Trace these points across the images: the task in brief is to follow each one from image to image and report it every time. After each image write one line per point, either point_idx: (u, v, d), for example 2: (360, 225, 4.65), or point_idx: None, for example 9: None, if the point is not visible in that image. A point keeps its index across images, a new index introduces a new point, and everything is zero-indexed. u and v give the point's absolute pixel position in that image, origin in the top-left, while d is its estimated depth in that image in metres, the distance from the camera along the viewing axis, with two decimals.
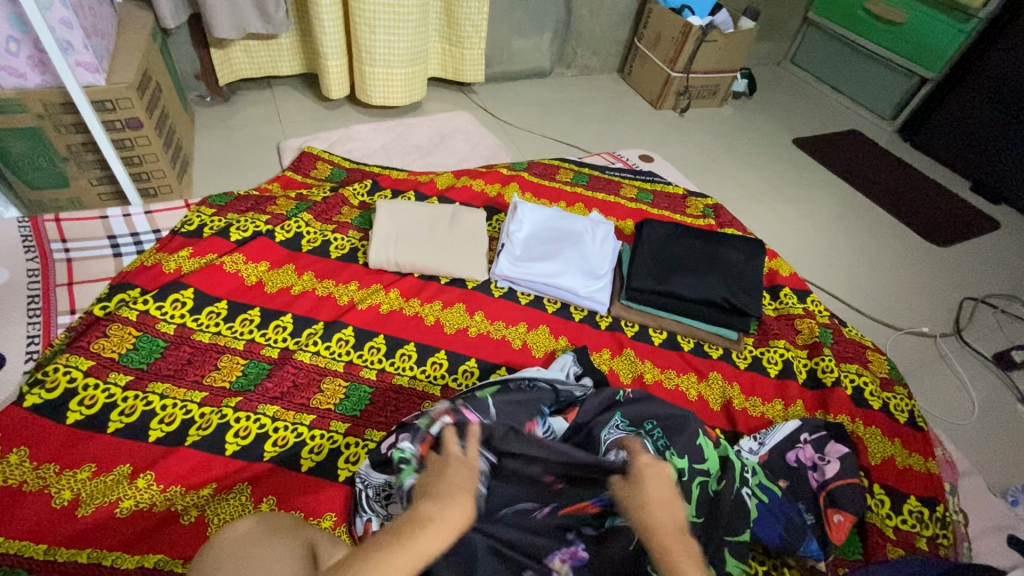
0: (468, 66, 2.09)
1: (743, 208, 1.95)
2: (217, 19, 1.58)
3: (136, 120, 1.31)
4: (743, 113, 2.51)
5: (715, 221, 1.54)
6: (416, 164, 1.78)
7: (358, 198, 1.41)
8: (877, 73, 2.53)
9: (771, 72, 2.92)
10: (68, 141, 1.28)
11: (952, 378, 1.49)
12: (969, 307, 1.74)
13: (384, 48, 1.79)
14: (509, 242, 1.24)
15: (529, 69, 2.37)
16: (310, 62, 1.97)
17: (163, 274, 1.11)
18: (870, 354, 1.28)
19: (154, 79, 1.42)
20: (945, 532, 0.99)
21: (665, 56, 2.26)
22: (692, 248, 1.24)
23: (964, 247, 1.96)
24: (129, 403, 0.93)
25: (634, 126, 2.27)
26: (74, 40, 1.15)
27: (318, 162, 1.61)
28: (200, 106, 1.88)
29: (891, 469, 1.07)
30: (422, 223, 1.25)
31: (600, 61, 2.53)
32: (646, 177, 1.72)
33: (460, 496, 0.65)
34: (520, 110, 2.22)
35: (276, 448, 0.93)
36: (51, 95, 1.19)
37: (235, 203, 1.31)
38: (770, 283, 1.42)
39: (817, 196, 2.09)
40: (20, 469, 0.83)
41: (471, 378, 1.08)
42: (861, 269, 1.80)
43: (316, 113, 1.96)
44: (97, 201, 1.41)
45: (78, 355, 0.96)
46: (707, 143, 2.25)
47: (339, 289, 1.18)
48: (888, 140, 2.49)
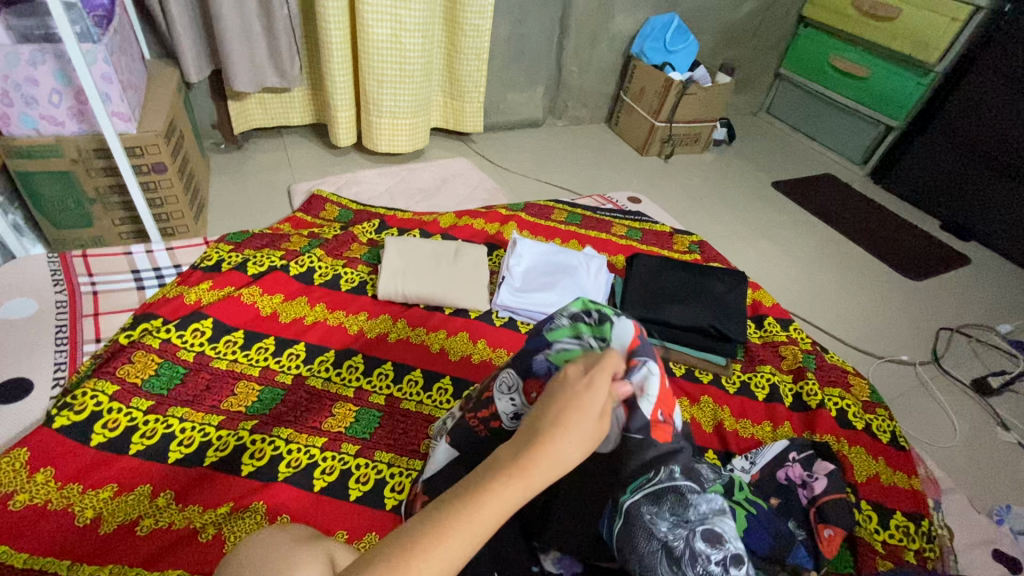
0: (468, 118, 2.24)
1: (728, 246, 2.07)
2: (237, 74, 1.72)
3: (162, 165, 1.41)
4: (724, 159, 2.68)
5: (700, 256, 1.64)
6: (420, 206, 1.89)
7: (366, 236, 1.50)
8: (846, 122, 2.73)
9: (750, 122, 3.13)
10: (96, 184, 1.37)
11: (933, 404, 1.56)
12: (945, 336, 1.83)
13: (390, 100, 1.94)
14: (509, 274, 1.33)
15: (523, 119, 2.54)
16: (320, 113, 2.11)
17: (184, 305, 1.18)
18: (852, 379, 1.35)
19: (178, 129, 1.54)
20: (931, 545, 1.04)
21: (650, 108, 2.44)
22: (680, 280, 1.33)
23: (936, 281, 2.07)
24: (150, 427, 0.97)
25: (623, 171, 2.41)
26: (112, 93, 1.27)
27: (327, 204, 1.71)
28: (215, 153, 2.00)
29: (877, 486, 1.12)
30: (427, 258, 1.34)
31: (589, 111, 2.71)
32: (635, 216, 1.83)
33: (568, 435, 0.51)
34: (515, 156, 2.37)
35: (289, 469, 0.96)
36: (86, 141, 1.29)
37: (251, 241, 1.39)
38: (754, 313, 1.51)
39: (797, 235, 2.22)
40: (45, 489, 0.87)
41: None
42: (842, 302, 1.90)
43: (324, 160, 2.08)
44: (118, 240, 1.49)
45: (104, 380, 1.01)
46: (692, 187, 2.40)
47: (349, 319, 1.24)
48: (861, 183, 2.65)
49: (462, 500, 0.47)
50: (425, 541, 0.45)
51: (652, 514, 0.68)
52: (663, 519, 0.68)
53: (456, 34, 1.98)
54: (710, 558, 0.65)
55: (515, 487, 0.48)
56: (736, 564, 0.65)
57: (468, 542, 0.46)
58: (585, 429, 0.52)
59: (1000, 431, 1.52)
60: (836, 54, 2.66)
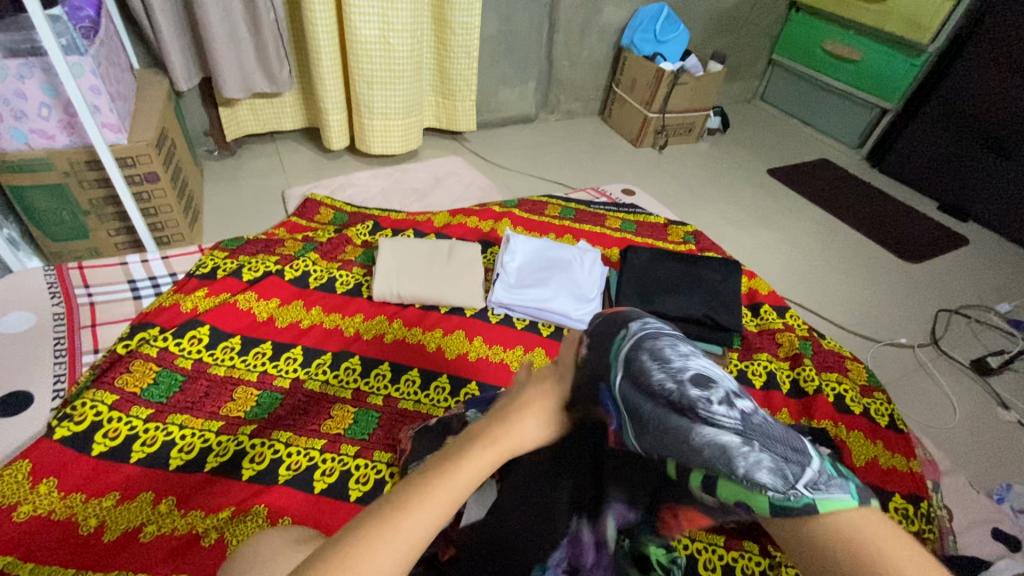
0: (460, 116, 2.24)
1: (724, 235, 2.06)
2: (227, 81, 1.73)
3: (154, 174, 1.41)
4: (718, 147, 2.67)
5: (696, 246, 1.64)
6: (413, 206, 1.89)
7: (360, 238, 1.50)
8: (841, 106, 2.72)
9: (744, 109, 3.12)
10: (90, 196, 1.38)
11: (933, 386, 1.56)
12: (944, 318, 1.82)
13: (381, 101, 1.94)
14: (503, 271, 1.34)
15: (515, 115, 2.54)
16: (312, 117, 2.11)
17: (181, 313, 1.18)
18: (849, 364, 1.35)
19: (170, 137, 1.55)
20: (930, 526, 1.04)
21: (642, 99, 2.44)
22: (674, 271, 1.33)
23: (934, 263, 2.07)
24: (149, 435, 0.98)
25: (617, 164, 2.41)
26: (101, 104, 1.28)
27: (321, 207, 1.71)
28: (208, 159, 2.01)
29: (875, 470, 1.12)
30: (422, 258, 1.34)
31: (582, 105, 2.70)
32: (630, 208, 1.83)
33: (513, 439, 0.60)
34: (509, 152, 2.37)
35: (289, 472, 0.97)
36: (77, 154, 1.30)
37: (245, 247, 1.40)
38: (750, 302, 1.50)
39: (793, 221, 2.21)
40: (49, 499, 0.88)
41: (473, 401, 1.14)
42: (840, 287, 1.89)
43: (317, 163, 2.09)
44: (114, 251, 1.50)
45: (102, 390, 1.02)
46: (687, 177, 2.39)
47: (344, 321, 1.25)
48: (858, 167, 2.65)
49: (446, 462, 0.56)
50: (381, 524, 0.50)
51: (643, 376, 0.59)
52: (652, 369, 0.59)
53: (444, 32, 1.98)
54: (713, 399, 0.56)
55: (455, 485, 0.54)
56: (736, 399, 0.57)
57: (417, 529, 0.51)
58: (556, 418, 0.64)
59: (1001, 410, 1.52)
60: (828, 38, 2.64)
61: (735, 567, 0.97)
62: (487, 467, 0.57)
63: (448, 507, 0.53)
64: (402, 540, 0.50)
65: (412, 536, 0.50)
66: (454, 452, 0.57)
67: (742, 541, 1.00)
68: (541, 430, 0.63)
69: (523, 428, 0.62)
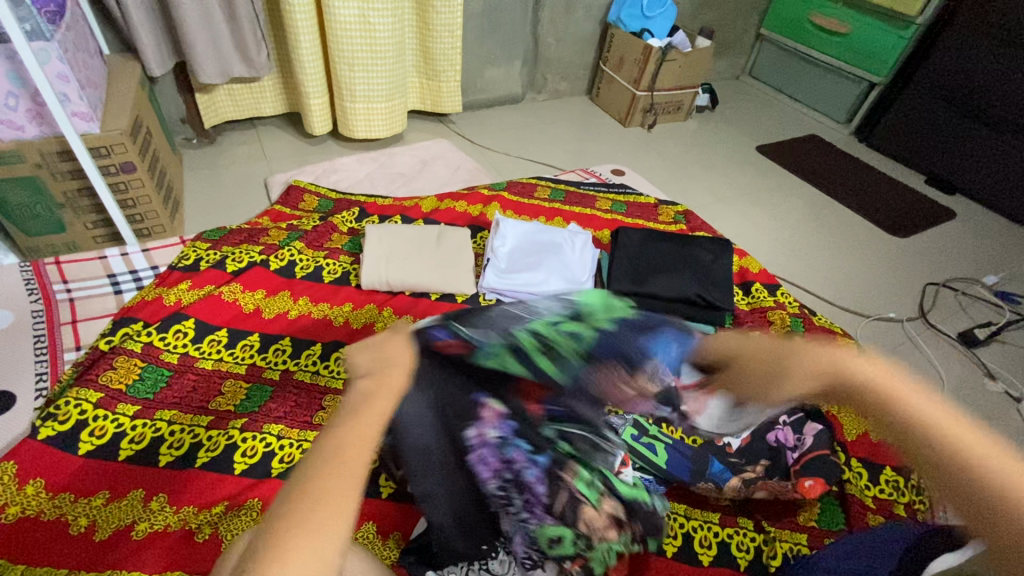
0: (446, 98, 2.19)
1: (714, 214, 2.06)
2: (202, 65, 1.67)
3: (130, 164, 1.37)
4: (707, 125, 2.65)
5: (686, 226, 1.63)
6: (400, 191, 1.86)
7: (346, 225, 1.47)
8: (829, 81, 2.70)
9: (732, 86, 3.09)
10: (64, 188, 1.33)
11: (920, 359, 1.58)
12: (932, 291, 1.84)
13: (363, 84, 1.89)
14: (494, 256, 1.32)
15: (502, 96, 2.49)
16: (293, 102, 2.06)
17: (164, 307, 1.16)
18: (840, 340, 1.36)
19: (144, 125, 1.49)
20: (921, 497, 1.06)
21: (630, 77, 2.40)
22: (666, 251, 1.32)
23: (922, 237, 2.08)
24: (137, 432, 0.96)
25: (606, 144, 2.38)
26: (70, 92, 1.22)
27: (305, 195, 1.68)
28: (186, 148, 1.95)
29: (866, 444, 1.14)
30: (410, 244, 1.32)
31: (569, 84, 2.66)
32: (619, 189, 1.81)
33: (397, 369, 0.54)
34: (496, 134, 2.33)
35: (283, 465, 0.96)
36: (48, 144, 1.25)
37: (228, 237, 1.36)
38: (741, 281, 1.50)
39: (783, 198, 2.21)
40: (37, 500, 0.86)
41: None
42: (829, 263, 1.90)
43: (300, 150, 2.04)
44: (92, 244, 1.46)
45: (86, 388, 0.99)
46: (676, 156, 2.37)
47: (333, 311, 1.23)
48: (846, 143, 2.64)
49: (340, 414, 0.50)
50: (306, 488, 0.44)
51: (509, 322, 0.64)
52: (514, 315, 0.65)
53: (427, 11, 1.92)
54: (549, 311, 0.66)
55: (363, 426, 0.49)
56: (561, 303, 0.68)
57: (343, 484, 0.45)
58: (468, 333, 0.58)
59: (988, 380, 1.54)
60: (816, 11, 2.61)
61: (731, 544, 0.98)
62: (383, 400, 0.52)
63: (358, 449, 0.47)
64: (327, 506, 0.44)
65: (334, 494, 0.44)
66: (338, 415, 0.50)
67: (737, 517, 1.01)
68: (413, 350, 0.58)
69: (398, 363, 0.55)
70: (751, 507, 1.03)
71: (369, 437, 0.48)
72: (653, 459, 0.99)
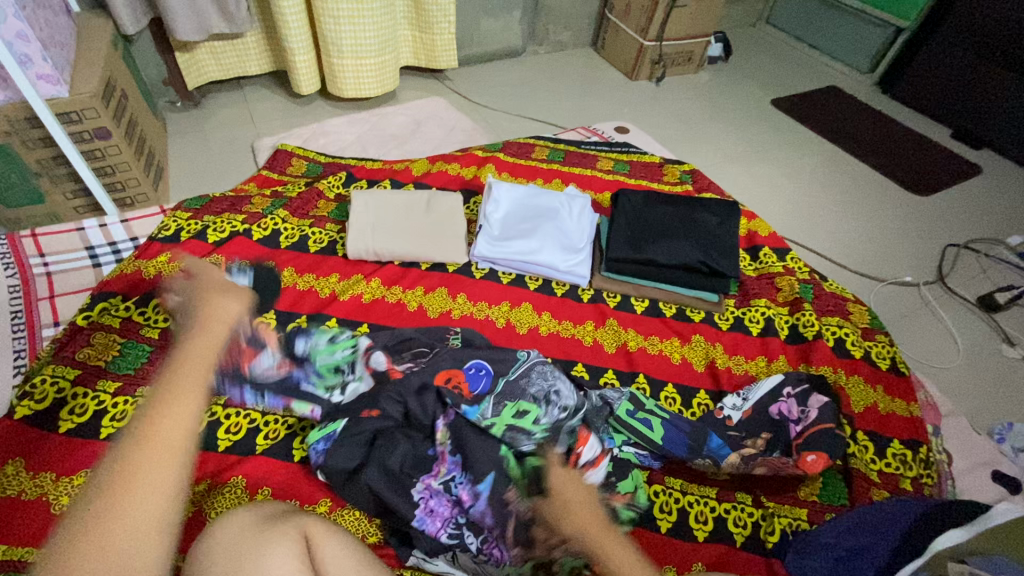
0: (440, 53, 2.07)
1: (723, 173, 1.95)
2: (177, 22, 1.57)
3: (104, 130, 1.31)
4: (720, 77, 2.49)
5: (692, 186, 1.54)
6: (392, 153, 1.78)
7: (333, 191, 1.41)
8: (853, 27, 2.51)
9: (748, 34, 2.89)
10: (37, 156, 1.27)
11: (936, 325, 1.51)
12: (952, 253, 1.74)
13: (351, 38, 1.77)
14: (486, 223, 1.25)
15: (501, 49, 2.35)
16: (279, 60, 1.96)
17: (143, 280, 1.12)
18: (851, 307, 1.29)
19: (118, 87, 1.41)
20: (929, 471, 1.02)
21: (637, 26, 2.24)
22: (668, 215, 1.24)
23: (945, 195, 1.96)
24: (119, 409, 0.94)
25: (611, 100, 2.25)
26: (32, 54, 1.14)
27: (292, 158, 1.60)
28: (171, 112, 1.87)
29: (874, 415, 1.09)
30: (398, 211, 1.26)
31: (572, 35, 2.50)
32: (622, 148, 1.71)
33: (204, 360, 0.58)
34: (495, 91, 2.21)
35: (267, 441, 0.94)
36: (15, 111, 1.19)
37: (210, 205, 1.31)
38: (749, 244, 1.42)
39: (797, 155, 2.09)
40: (18, 479, 0.85)
41: None
42: (844, 225, 1.81)
43: (289, 111, 1.95)
44: (74, 215, 1.42)
45: (64, 365, 0.97)
46: (685, 111, 2.25)
47: (319, 282, 1.18)
48: (867, 94, 2.48)
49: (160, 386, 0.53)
50: (130, 445, 0.47)
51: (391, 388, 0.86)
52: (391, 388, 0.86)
53: None
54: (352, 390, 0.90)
55: (186, 398, 0.52)
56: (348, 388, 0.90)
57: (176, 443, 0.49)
58: (214, 325, 0.65)
59: (1006, 347, 1.47)
60: None
61: (727, 519, 0.95)
62: (204, 371, 0.56)
63: (189, 416, 0.51)
64: (154, 463, 0.47)
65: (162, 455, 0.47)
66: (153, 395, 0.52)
67: (735, 492, 0.98)
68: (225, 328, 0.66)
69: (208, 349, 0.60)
70: (752, 483, 1.00)
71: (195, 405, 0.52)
72: (647, 435, 0.93)
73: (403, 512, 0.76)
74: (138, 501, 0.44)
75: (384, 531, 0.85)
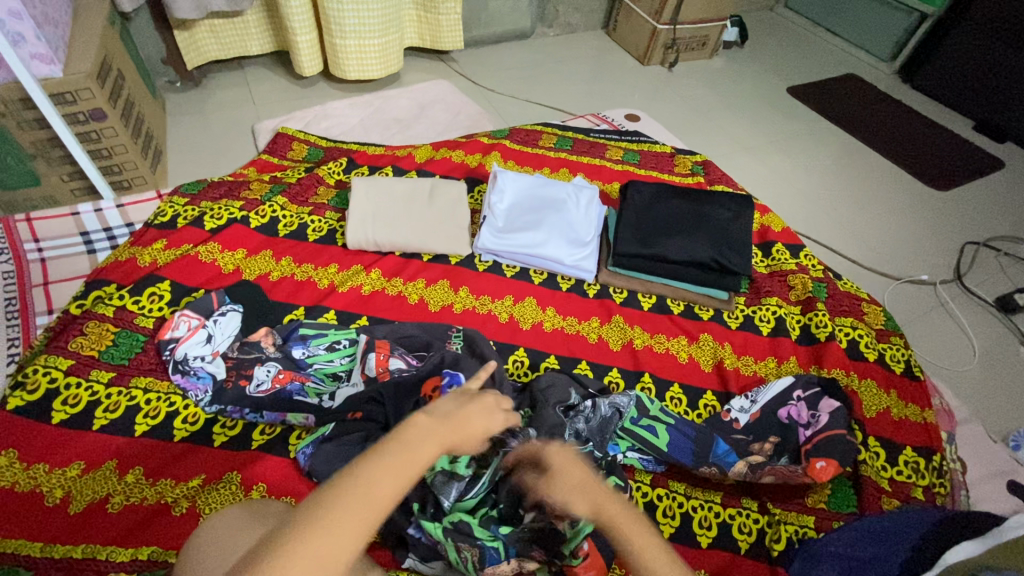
0: (446, 34, 2.01)
1: (736, 164, 1.90)
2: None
3: (99, 111, 1.27)
4: (734, 63, 2.41)
5: (704, 178, 1.49)
6: (396, 138, 1.73)
7: (334, 177, 1.37)
8: (875, 12, 2.42)
9: (765, 18, 2.80)
10: (32, 137, 1.24)
11: (952, 326, 1.46)
12: (971, 251, 1.69)
13: (354, 18, 1.71)
14: (490, 214, 1.22)
15: (509, 30, 2.28)
16: (280, 39, 1.90)
17: (139, 268, 1.10)
18: (866, 307, 1.25)
19: (115, 66, 1.37)
20: (942, 481, 0.99)
21: (651, 8, 2.17)
22: (679, 209, 1.20)
23: (965, 191, 1.90)
24: (112, 400, 0.92)
25: (622, 85, 2.19)
26: (25, 32, 1.10)
27: (293, 143, 1.56)
28: (170, 92, 1.83)
29: (887, 421, 1.06)
30: (400, 200, 1.22)
31: (583, 17, 2.42)
32: (633, 136, 1.66)
33: (439, 434, 0.60)
34: (502, 75, 2.14)
35: (263, 436, 0.92)
36: (8, 90, 1.15)
37: (208, 191, 1.28)
38: (762, 240, 1.38)
39: (813, 146, 2.03)
40: (10, 471, 0.83)
41: None
42: (859, 220, 1.75)
43: (291, 93, 1.90)
44: (71, 197, 1.39)
45: (57, 355, 0.95)
46: (698, 98, 2.18)
47: (319, 272, 1.15)
48: (888, 84, 2.40)
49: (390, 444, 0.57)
50: (341, 493, 0.52)
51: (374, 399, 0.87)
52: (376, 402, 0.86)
53: None
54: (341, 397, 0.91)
55: (403, 469, 0.55)
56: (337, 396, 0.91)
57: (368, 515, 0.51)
58: (483, 416, 0.65)
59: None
60: None
61: (731, 526, 0.92)
62: (428, 454, 0.57)
63: (392, 490, 0.53)
64: (348, 525, 0.50)
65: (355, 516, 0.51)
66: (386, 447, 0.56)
67: (740, 497, 0.96)
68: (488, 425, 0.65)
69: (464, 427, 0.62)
70: (758, 489, 0.97)
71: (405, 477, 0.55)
72: (653, 442, 0.92)
73: (396, 520, 0.79)
74: (312, 550, 0.48)
75: (380, 530, 0.83)
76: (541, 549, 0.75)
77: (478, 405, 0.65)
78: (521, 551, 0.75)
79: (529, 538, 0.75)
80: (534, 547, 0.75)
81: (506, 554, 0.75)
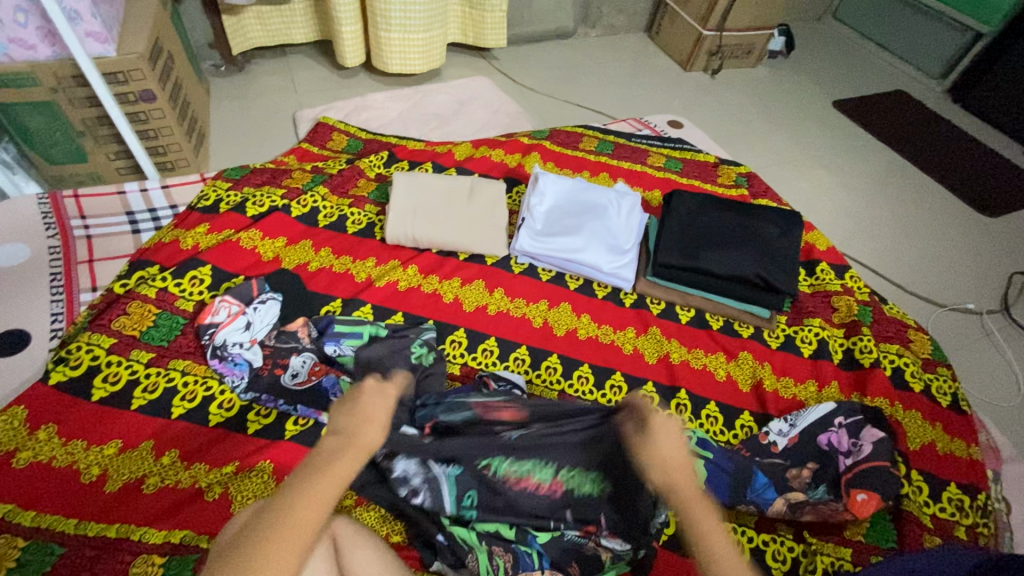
0: (489, 30, 1.99)
1: (778, 177, 1.85)
2: None
3: (149, 92, 1.28)
4: (779, 73, 2.36)
5: (748, 191, 1.46)
6: (434, 133, 1.72)
7: (374, 170, 1.37)
8: (930, 27, 2.34)
9: (812, 29, 2.73)
10: (82, 115, 1.26)
11: (998, 358, 1.41)
12: (1020, 281, 1.63)
13: (400, 11, 1.70)
14: (530, 216, 1.20)
15: (551, 30, 2.26)
16: (325, 29, 1.91)
17: (181, 251, 1.11)
18: (912, 334, 1.20)
19: (165, 48, 1.38)
20: (986, 521, 0.95)
21: (697, 13, 2.12)
22: (724, 222, 1.17)
23: (1016, 217, 1.83)
24: (151, 380, 0.93)
25: (663, 90, 2.15)
26: (81, 9, 1.12)
27: (333, 133, 1.57)
28: (214, 76, 1.85)
29: (931, 455, 1.02)
30: (441, 197, 1.21)
31: (626, 19, 2.39)
32: (675, 144, 1.63)
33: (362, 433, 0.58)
34: (542, 74, 2.12)
35: (297, 427, 0.91)
36: (63, 68, 1.17)
37: (250, 177, 1.29)
38: (805, 258, 1.34)
39: (858, 162, 1.97)
40: (49, 446, 0.84)
41: (523, 365, 1.06)
42: (905, 242, 1.70)
43: (332, 83, 1.91)
44: (115, 176, 1.41)
45: (100, 333, 0.96)
46: (740, 107, 2.13)
47: (356, 265, 1.15)
48: (939, 102, 2.31)
49: (305, 472, 0.54)
50: (268, 525, 0.50)
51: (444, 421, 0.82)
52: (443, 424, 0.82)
53: None
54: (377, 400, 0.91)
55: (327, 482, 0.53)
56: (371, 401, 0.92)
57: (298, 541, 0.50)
58: (378, 400, 0.62)
59: None
60: None
61: (765, 552, 0.90)
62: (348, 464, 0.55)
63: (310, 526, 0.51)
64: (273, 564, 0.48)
65: (285, 559, 0.49)
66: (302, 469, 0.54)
67: (775, 524, 0.93)
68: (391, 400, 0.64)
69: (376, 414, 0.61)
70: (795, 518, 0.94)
71: (321, 508, 0.52)
72: None
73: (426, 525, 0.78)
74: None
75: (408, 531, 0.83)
76: (577, 565, 0.74)
77: (372, 391, 0.63)
78: (555, 561, 0.75)
79: (568, 552, 0.74)
80: (571, 561, 0.74)
81: (539, 565, 0.74)
